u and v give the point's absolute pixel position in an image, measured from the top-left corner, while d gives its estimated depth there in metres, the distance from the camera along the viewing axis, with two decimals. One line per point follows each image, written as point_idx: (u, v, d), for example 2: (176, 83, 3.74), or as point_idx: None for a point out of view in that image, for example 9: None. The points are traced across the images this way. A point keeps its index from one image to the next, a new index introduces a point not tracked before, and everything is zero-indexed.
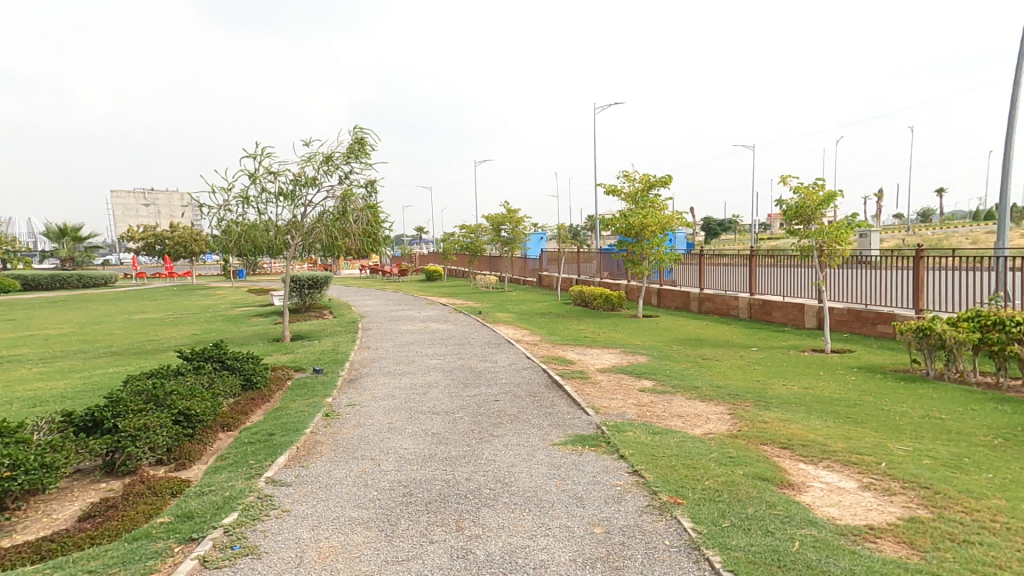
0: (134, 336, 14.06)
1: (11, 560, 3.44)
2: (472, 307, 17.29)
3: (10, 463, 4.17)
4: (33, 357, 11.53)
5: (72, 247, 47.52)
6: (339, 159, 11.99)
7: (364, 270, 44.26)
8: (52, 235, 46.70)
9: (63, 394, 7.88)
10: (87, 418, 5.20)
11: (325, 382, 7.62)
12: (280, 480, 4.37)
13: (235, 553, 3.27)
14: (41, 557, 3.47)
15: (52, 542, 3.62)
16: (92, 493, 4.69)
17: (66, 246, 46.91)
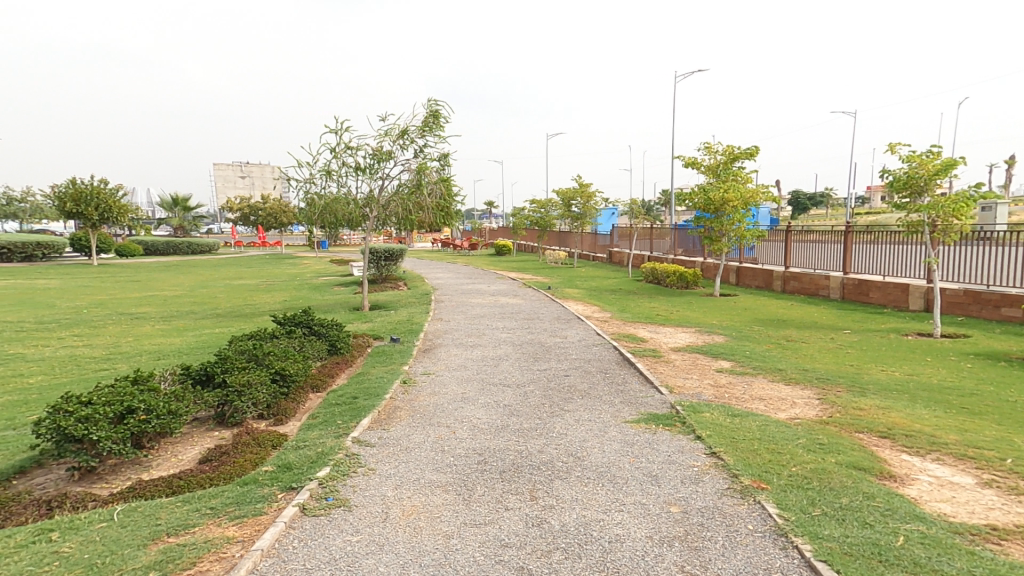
0: (235, 300, 15.35)
1: (149, 491, 3.90)
2: (542, 283, 17.36)
3: (145, 408, 4.66)
4: (156, 315, 12.93)
5: (184, 217, 51.57)
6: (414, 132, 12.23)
7: (437, 244, 45.71)
8: (164, 205, 50.84)
9: (181, 349, 8.79)
10: (202, 372, 5.72)
11: (403, 351, 7.95)
12: (365, 441, 4.61)
13: (330, 504, 3.51)
14: (173, 492, 3.91)
15: (179, 479, 4.04)
16: (208, 438, 5.19)
17: (177, 215, 51.15)
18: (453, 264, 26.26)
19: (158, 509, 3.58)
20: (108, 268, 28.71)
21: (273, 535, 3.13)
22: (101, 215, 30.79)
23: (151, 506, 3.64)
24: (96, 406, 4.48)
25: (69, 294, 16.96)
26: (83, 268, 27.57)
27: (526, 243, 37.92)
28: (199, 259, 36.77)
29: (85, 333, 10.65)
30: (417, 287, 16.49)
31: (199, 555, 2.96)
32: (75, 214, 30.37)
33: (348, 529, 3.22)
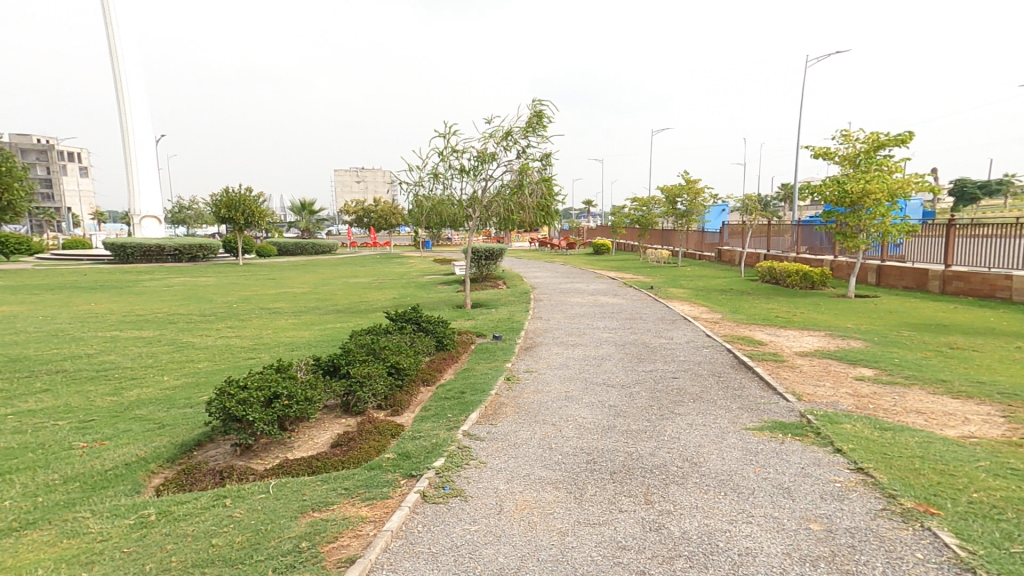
0: (352, 297, 16.58)
1: (294, 470, 4.43)
2: (645, 282, 16.85)
3: (287, 394, 5.19)
4: (289, 309, 14.43)
5: (309, 220, 56.85)
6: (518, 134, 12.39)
7: (536, 243, 46.18)
8: (294, 209, 56.30)
9: (310, 341, 9.64)
10: (330, 362, 6.21)
11: (505, 348, 8.05)
12: (475, 435, 4.71)
13: (446, 493, 3.61)
14: (313, 471, 4.37)
15: (318, 459, 4.52)
16: (337, 424, 5.61)
17: (303, 219, 56.48)
18: (552, 263, 26.45)
19: (304, 487, 4.08)
20: (251, 266, 32.43)
21: (400, 518, 3.30)
22: (246, 220, 34.70)
23: (297, 483, 4.21)
24: (250, 389, 5.08)
25: (220, 290, 19.41)
26: (232, 267, 31.42)
27: (626, 242, 37.09)
28: (324, 258, 40.22)
29: (234, 325, 12.07)
30: (516, 286, 16.73)
31: (340, 531, 3.34)
32: (226, 219, 34.53)
33: (466, 518, 3.29)
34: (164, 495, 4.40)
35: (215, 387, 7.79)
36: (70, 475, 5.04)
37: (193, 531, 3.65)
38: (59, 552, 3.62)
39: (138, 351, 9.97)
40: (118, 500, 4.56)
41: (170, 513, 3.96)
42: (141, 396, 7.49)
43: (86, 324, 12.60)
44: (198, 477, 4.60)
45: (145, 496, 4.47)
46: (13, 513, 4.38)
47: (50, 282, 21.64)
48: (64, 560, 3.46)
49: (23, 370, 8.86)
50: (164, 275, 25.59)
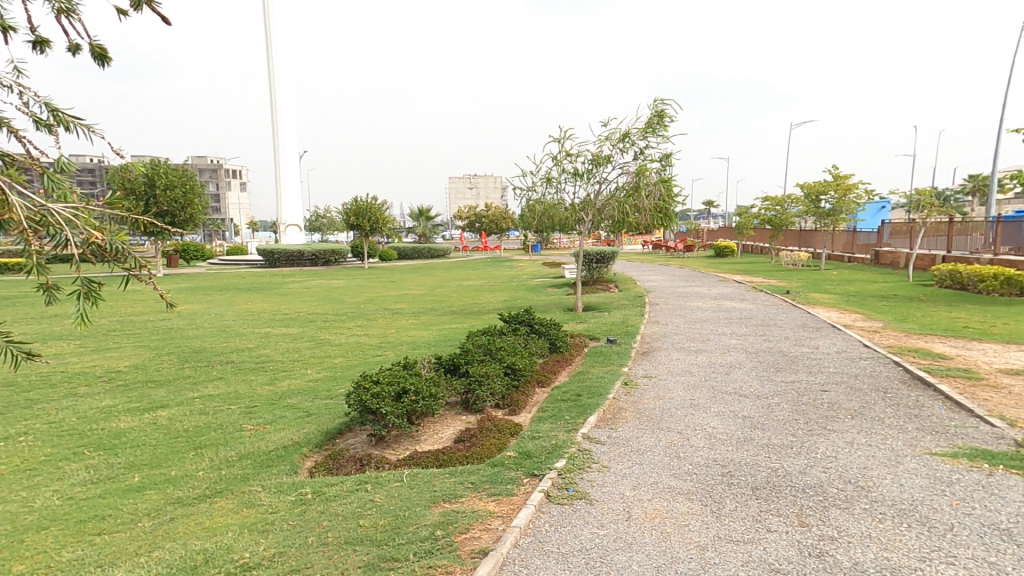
0: (466, 299, 17.36)
1: (423, 462, 4.77)
2: (777, 287, 15.76)
3: (413, 390, 5.58)
4: (408, 310, 15.47)
5: (425, 226, 60.62)
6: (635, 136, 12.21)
7: (648, 245, 45.15)
8: (412, 215, 60.25)
9: (430, 341, 10.26)
10: (450, 362, 6.54)
11: (620, 352, 7.96)
12: (594, 438, 4.72)
13: (570, 495, 3.67)
14: (440, 464, 4.67)
15: (444, 453, 4.81)
16: (458, 421, 5.91)
17: (422, 225, 60.30)
18: (667, 266, 25.66)
19: (433, 478, 4.39)
20: (376, 269, 35.16)
21: (527, 516, 3.43)
22: (372, 226, 37.63)
23: (427, 474, 4.51)
24: (382, 384, 5.58)
25: (350, 291, 21.32)
26: (360, 270, 34.29)
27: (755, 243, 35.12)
28: (441, 262, 42.38)
29: (363, 324, 13.20)
30: (629, 289, 16.42)
31: (470, 522, 3.55)
32: (354, 226, 37.72)
33: (593, 522, 3.32)
34: (317, 476, 5.09)
35: (351, 381, 8.60)
36: (244, 453, 6.02)
37: (343, 511, 4.17)
38: (243, 518, 4.47)
39: (286, 346, 11.27)
40: (281, 478, 5.29)
41: (322, 493, 4.63)
42: (291, 386, 8.49)
43: (244, 321, 14.54)
44: (342, 463, 5.25)
45: (303, 477, 5.25)
46: (205, 483, 5.33)
47: (217, 283, 25.25)
48: (246, 525, 4.26)
49: (202, 360, 10.45)
50: (306, 278, 28.66)
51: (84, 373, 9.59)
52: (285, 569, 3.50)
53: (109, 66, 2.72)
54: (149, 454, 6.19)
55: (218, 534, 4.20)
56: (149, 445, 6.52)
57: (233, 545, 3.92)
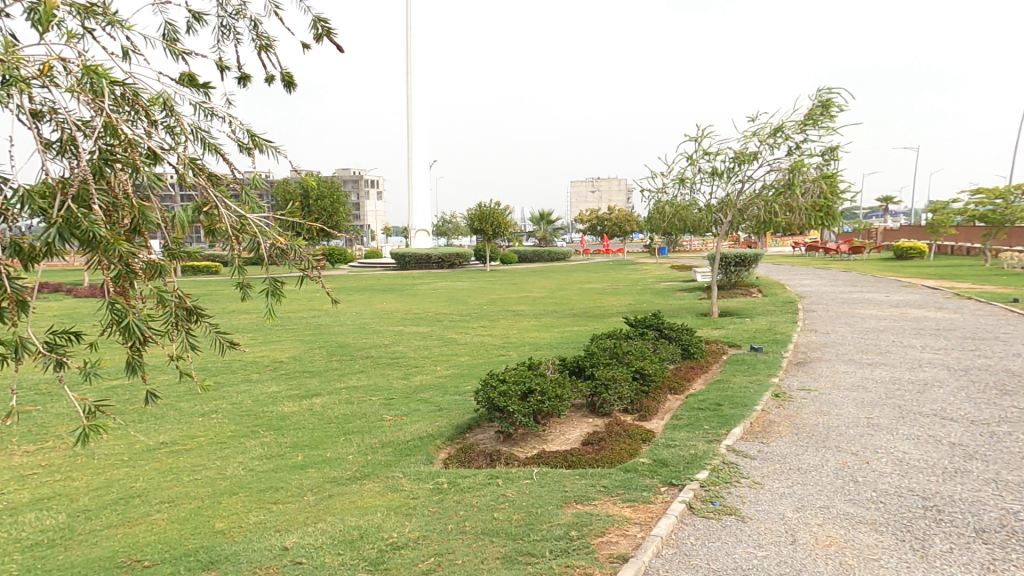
0: (588, 302, 17.33)
1: (551, 462, 4.77)
2: (974, 295, 13.75)
3: (540, 390, 5.63)
4: (530, 312, 15.78)
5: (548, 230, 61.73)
6: (790, 130, 11.42)
7: (793, 248, 41.79)
8: (537, 220, 61.73)
9: (553, 342, 10.38)
10: (575, 364, 6.51)
11: (767, 361, 7.42)
12: (741, 451, 4.43)
13: (717, 509, 3.49)
14: (569, 465, 4.64)
15: (572, 455, 4.77)
16: (586, 424, 5.85)
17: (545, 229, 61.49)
18: (818, 271, 23.53)
19: (563, 478, 4.37)
20: (498, 272, 36.31)
21: (668, 526, 3.31)
22: (494, 231, 38.97)
23: (557, 474, 4.50)
24: (510, 383, 5.72)
25: (476, 293, 22.28)
26: (482, 273, 35.65)
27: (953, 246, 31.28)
28: (562, 265, 42.60)
29: (488, 324, 13.74)
30: (777, 294, 15.30)
31: (605, 526, 3.46)
32: (478, 231, 39.39)
33: (748, 542, 3.13)
34: (451, 468, 5.32)
35: (476, 378, 8.96)
36: (385, 441, 6.53)
37: (478, 503, 4.30)
38: (389, 500, 4.84)
39: (418, 343, 12.05)
40: (418, 466, 5.67)
41: (457, 484, 4.82)
42: (423, 381, 9.07)
43: (380, 319, 15.84)
44: (472, 456, 5.43)
45: (437, 467, 5.51)
46: (355, 465, 5.90)
47: (357, 284, 27.80)
48: (392, 507, 4.61)
49: (347, 353, 11.54)
50: (433, 280, 30.48)
51: (255, 361, 11.09)
52: (430, 552, 3.67)
53: (293, 91, 2.99)
54: (309, 437, 6.97)
55: (369, 513, 4.59)
56: (308, 427, 7.39)
57: (383, 524, 4.28)
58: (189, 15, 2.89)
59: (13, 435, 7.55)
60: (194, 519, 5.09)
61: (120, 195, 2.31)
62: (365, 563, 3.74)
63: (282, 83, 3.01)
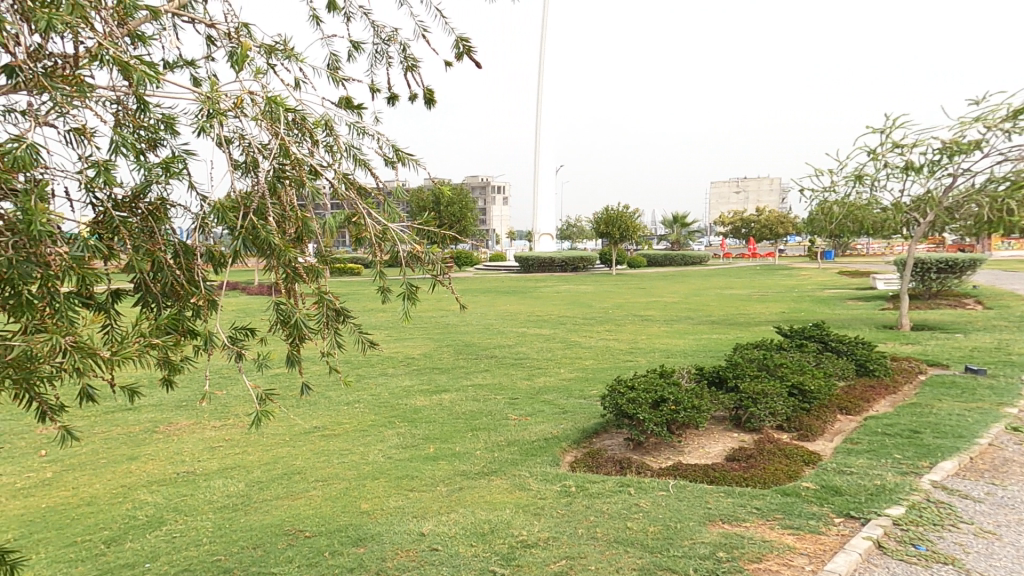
0: (727, 309, 16.46)
1: (689, 475, 4.72)
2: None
3: (674, 399, 5.36)
4: (660, 317, 15.20)
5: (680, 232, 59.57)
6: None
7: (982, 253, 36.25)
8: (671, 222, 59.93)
9: (687, 350, 10.07)
10: (715, 374, 6.23)
11: (977, 386, 7.11)
12: (950, 488, 4.30)
13: (923, 554, 3.41)
14: (710, 481, 4.60)
15: (714, 470, 4.72)
16: (728, 439, 5.59)
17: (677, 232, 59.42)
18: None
19: (704, 494, 4.34)
20: (622, 276, 35.49)
21: (850, 564, 3.30)
22: (622, 233, 38.26)
23: (698, 489, 4.43)
24: (639, 390, 5.52)
25: (601, 297, 22.05)
26: (605, 277, 35.12)
27: None
28: (690, 270, 40.46)
29: (615, 328, 13.70)
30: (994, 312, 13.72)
31: (762, 551, 3.48)
32: (604, 234, 39.01)
33: None
34: (578, 471, 5.25)
35: (599, 384, 8.81)
36: (512, 440, 6.62)
37: (609, 510, 4.28)
38: (517, 498, 4.93)
39: (541, 345, 12.25)
40: (545, 467, 5.66)
41: (586, 488, 4.80)
42: (546, 382, 9.11)
43: (504, 321, 16.28)
44: (600, 462, 5.31)
45: (564, 469, 5.48)
46: (483, 461, 6.07)
47: (484, 287, 28.87)
48: (520, 505, 4.71)
49: (473, 352, 12.00)
50: (556, 283, 30.69)
51: (391, 357, 11.97)
52: (561, 554, 3.75)
53: (432, 107, 3.18)
54: (439, 430, 7.33)
55: (498, 508, 4.73)
56: (438, 421, 7.77)
57: (513, 521, 4.40)
58: (349, 43, 3.13)
59: (205, 412, 8.93)
60: (343, 498, 5.60)
61: (287, 208, 2.63)
62: (497, 557, 3.89)
63: (422, 100, 3.19)
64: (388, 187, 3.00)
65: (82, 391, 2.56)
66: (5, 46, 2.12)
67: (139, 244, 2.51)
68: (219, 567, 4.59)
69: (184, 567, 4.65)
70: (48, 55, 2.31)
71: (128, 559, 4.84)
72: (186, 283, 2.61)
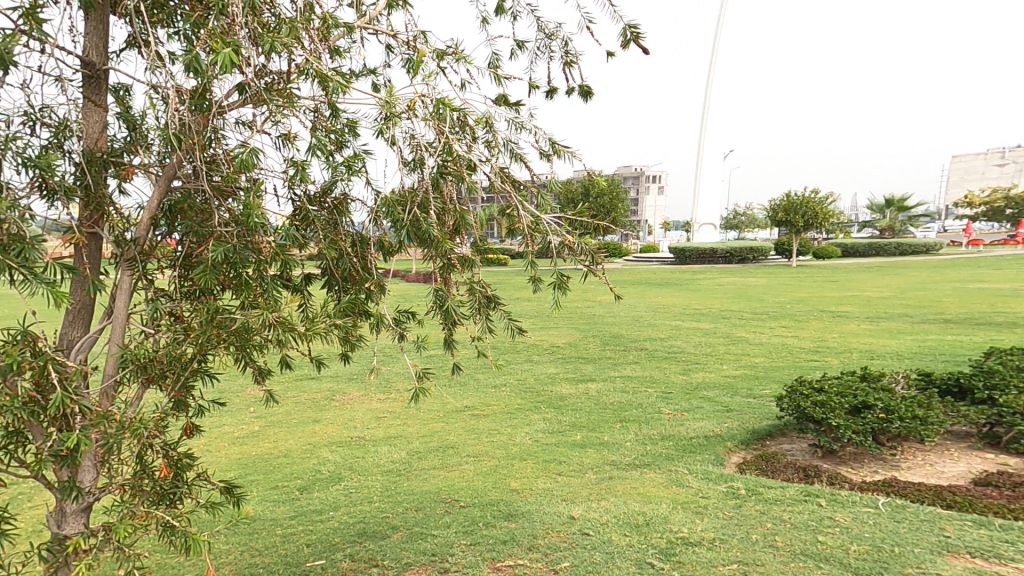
0: (960, 308, 13.66)
1: (916, 496, 4.74)
2: None
3: (884, 407, 5.32)
4: (860, 315, 13.32)
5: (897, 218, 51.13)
6: None
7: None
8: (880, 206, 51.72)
9: (897, 361, 8.75)
10: (952, 383, 5.99)
11: None
12: None
13: None
14: (948, 505, 4.56)
15: (950, 495, 4.66)
16: (974, 460, 5.42)
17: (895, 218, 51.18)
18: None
19: (939, 519, 4.34)
20: (791, 269, 31.63)
21: None
22: (806, 222, 33.95)
23: (923, 512, 4.47)
24: (831, 395, 5.60)
25: (774, 290, 19.78)
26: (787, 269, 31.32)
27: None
28: (891, 261, 34.49)
29: (794, 325, 12.39)
30: None
31: None
32: (782, 223, 34.95)
33: None
34: (750, 474, 5.52)
35: (774, 383, 8.39)
36: (665, 434, 6.66)
37: (794, 520, 4.51)
38: (674, 494, 5.18)
39: (699, 340, 11.44)
40: (707, 466, 5.76)
41: (758, 492, 5.04)
42: (705, 378, 8.84)
43: (655, 313, 15.41)
44: (779, 467, 5.54)
45: (732, 469, 5.70)
46: (634, 452, 6.18)
47: (636, 277, 27.80)
48: (679, 501, 5.00)
49: (621, 344, 11.47)
50: (715, 276, 28.37)
51: (537, 344, 11.95)
52: (728, 558, 4.04)
53: (589, 99, 2.78)
54: (585, 419, 7.30)
55: (653, 501, 5.04)
56: (585, 410, 7.66)
57: (670, 517, 4.70)
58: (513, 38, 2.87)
59: (372, 385, 9.76)
60: (494, 474, 5.78)
61: (448, 200, 2.46)
62: (655, 550, 4.20)
63: (579, 94, 2.81)
64: (541, 177, 2.72)
65: (283, 360, 2.97)
66: (238, 67, 2.23)
67: (325, 234, 2.67)
68: (387, 523, 4.93)
69: (360, 519, 5.03)
70: (269, 73, 2.43)
71: (317, 505, 5.36)
72: (362, 270, 2.72)
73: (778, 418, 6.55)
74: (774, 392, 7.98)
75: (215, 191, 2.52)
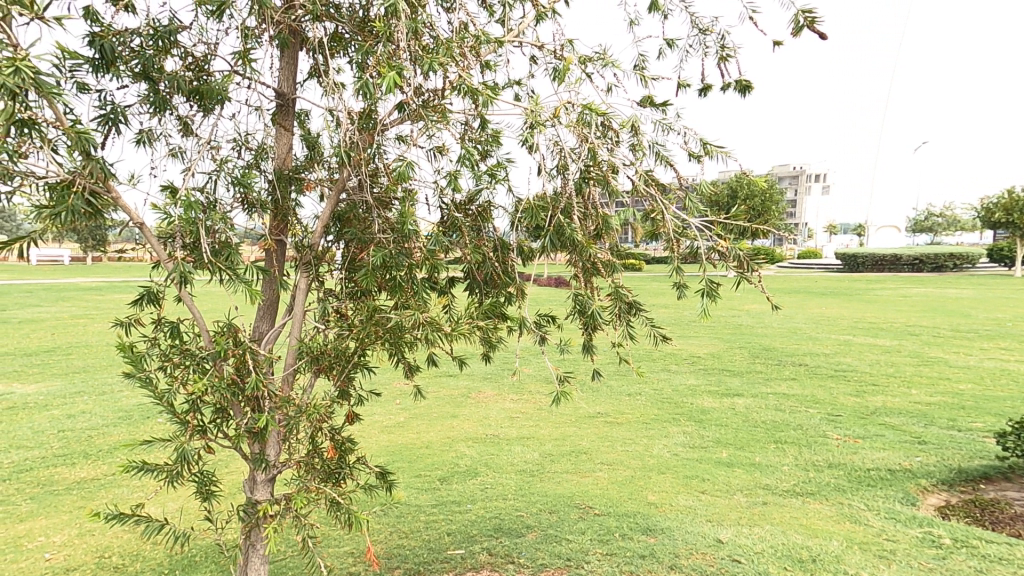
0: None
1: None
2: None
3: None
4: None
5: None
6: None
7: None
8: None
9: None
10: None
11: None
12: None
13: None
14: None
15: None
16: None
17: None
18: None
19: None
20: (1006, 279, 25.44)
21: None
22: None
23: None
24: None
25: (984, 304, 16.03)
26: (1010, 279, 25.28)
27: None
28: None
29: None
30: None
31: None
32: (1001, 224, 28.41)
33: None
34: (955, 521, 4.36)
35: (990, 416, 6.54)
36: (833, 462, 5.50)
37: None
38: (849, 531, 4.26)
39: (875, 358, 9.53)
40: (893, 504, 4.66)
41: (973, 546, 3.92)
42: (887, 403, 7.17)
43: (818, 325, 13.29)
44: (1002, 519, 4.29)
45: (930, 512, 4.53)
46: (795, 479, 5.18)
47: (794, 285, 24.58)
48: (855, 540, 4.10)
49: (774, 357, 9.98)
50: (899, 285, 23.91)
51: (674, 353, 10.93)
52: None
53: (747, 94, 2.29)
54: (732, 435, 6.34)
55: (820, 537, 4.17)
56: (731, 426, 6.69)
57: (844, 556, 3.87)
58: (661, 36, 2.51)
59: (506, 385, 9.66)
60: (631, 485, 5.20)
61: (590, 207, 2.10)
62: None
63: (734, 88, 2.34)
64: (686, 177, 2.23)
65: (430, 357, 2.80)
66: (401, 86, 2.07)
67: (470, 239, 2.34)
68: (522, 521, 4.61)
69: (495, 514, 4.78)
70: (424, 91, 2.21)
71: (456, 497, 5.23)
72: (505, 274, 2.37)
73: (999, 458, 5.07)
74: (990, 427, 6.20)
75: (377, 201, 2.42)
